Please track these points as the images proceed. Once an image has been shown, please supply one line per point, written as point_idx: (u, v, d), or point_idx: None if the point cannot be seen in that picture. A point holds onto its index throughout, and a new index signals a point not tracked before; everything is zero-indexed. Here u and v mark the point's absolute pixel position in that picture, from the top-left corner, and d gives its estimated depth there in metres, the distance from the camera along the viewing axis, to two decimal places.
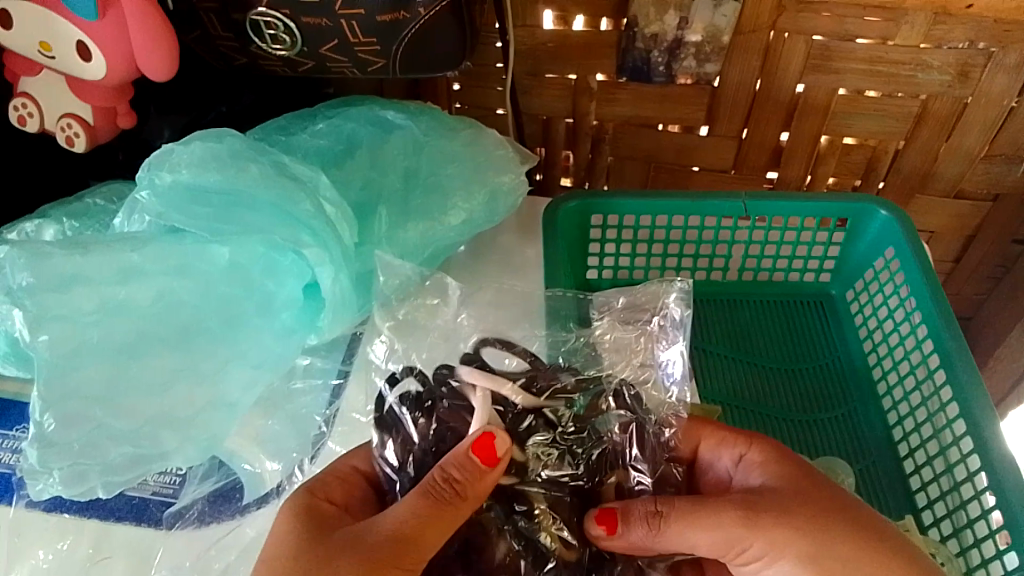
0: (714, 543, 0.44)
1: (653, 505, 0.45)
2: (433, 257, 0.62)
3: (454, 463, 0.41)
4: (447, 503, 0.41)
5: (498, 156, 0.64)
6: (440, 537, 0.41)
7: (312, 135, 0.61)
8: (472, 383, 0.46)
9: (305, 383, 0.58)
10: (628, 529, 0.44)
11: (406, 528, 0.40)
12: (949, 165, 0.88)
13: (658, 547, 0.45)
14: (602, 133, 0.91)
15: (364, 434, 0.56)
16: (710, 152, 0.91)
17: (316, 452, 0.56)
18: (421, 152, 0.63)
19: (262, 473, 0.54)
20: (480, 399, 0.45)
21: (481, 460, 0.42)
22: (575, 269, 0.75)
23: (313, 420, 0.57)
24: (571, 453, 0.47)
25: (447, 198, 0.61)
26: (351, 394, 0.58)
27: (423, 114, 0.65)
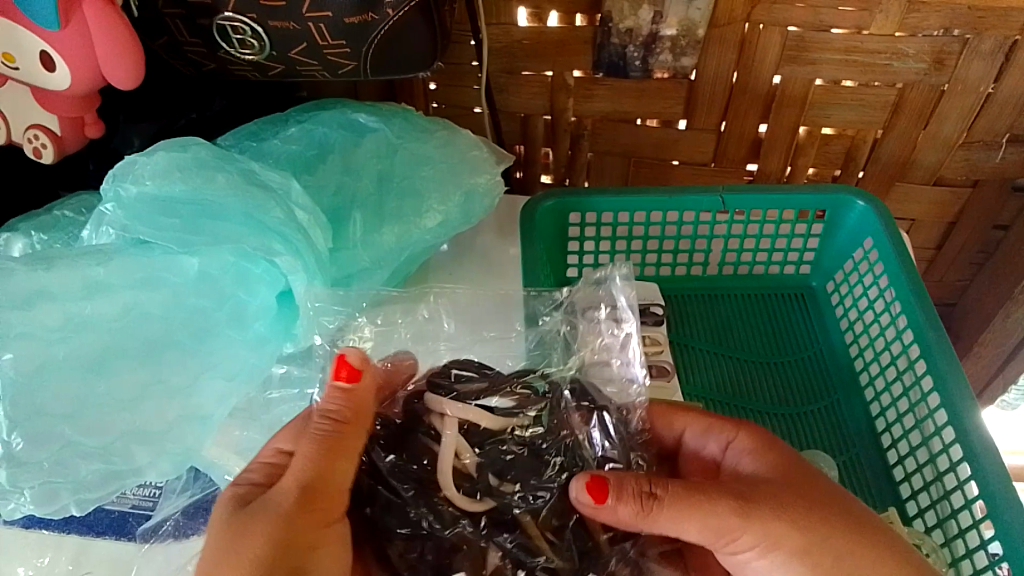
0: (702, 529, 0.44)
1: (649, 485, 0.44)
2: (410, 264, 0.62)
3: (325, 399, 0.44)
4: (331, 431, 0.43)
5: (473, 156, 0.64)
6: (345, 467, 0.43)
7: (283, 141, 0.60)
8: (440, 411, 0.46)
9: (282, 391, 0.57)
10: (618, 506, 0.43)
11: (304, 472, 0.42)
12: (929, 153, 0.88)
13: (646, 526, 0.44)
14: (581, 129, 0.90)
15: None
16: (688, 146, 0.91)
17: None
18: (395, 154, 0.62)
19: None
20: (447, 429, 0.45)
21: (344, 383, 0.44)
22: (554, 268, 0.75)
23: None
24: (530, 447, 0.47)
25: (422, 201, 0.60)
26: None
27: (396, 116, 0.64)
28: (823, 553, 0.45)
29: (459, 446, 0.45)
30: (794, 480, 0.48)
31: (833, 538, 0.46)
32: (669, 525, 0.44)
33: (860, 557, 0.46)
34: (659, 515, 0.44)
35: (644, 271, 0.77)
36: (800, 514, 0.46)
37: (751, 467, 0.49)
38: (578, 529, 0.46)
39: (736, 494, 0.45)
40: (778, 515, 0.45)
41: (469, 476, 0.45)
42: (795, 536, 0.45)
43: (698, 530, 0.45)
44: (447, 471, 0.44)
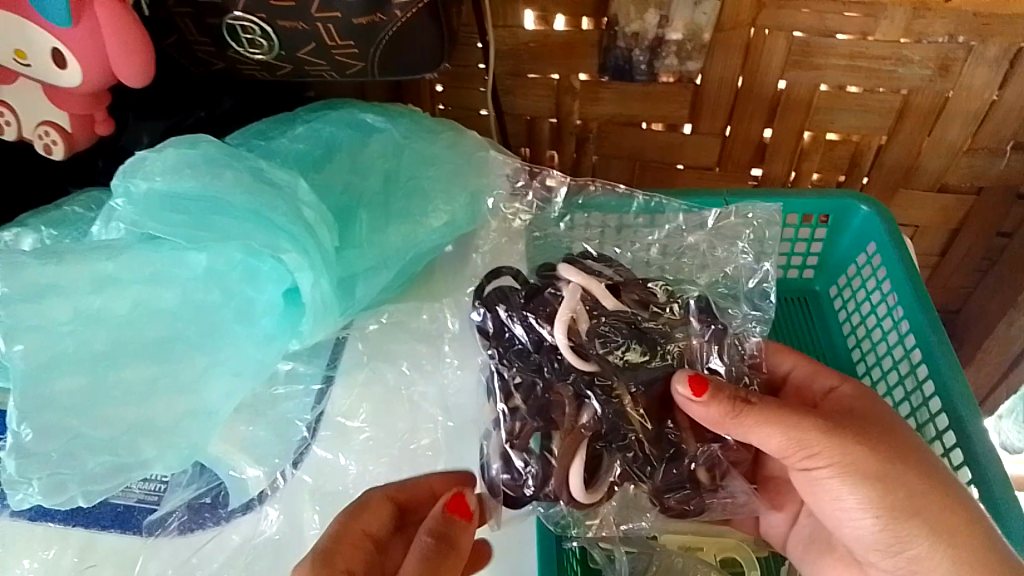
0: (783, 438, 0.50)
1: (744, 393, 0.51)
2: (415, 264, 0.62)
3: (434, 523, 0.46)
4: (437, 556, 0.44)
5: (479, 157, 0.64)
6: None
7: (291, 140, 0.59)
8: (567, 278, 0.56)
9: (286, 389, 0.58)
10: (714, 401, 0.51)
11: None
12: (933, 159, 0.89)
13: (733, 426, 0.51)
14: (587, 132, 0.92)
15: (350, 438, 0.57)
16: (694, 150, 0.92)
17: (299, 458, 0.57)
18: (402, 154, 0.61)
19: (247, 479, 0.55)
20: (571, 294, 0.55)
21: (457, 515, 0.47)
22: None
23: (295, 424, 0.57)
24: (644, 332, 0.56)
25: (428, 201, 0.60)
26: (337, 397, 0.59)
27: (403, 117, 0.64)
28: (896, 483, 0.49)
29: (576, 308, 0.54)
30: (880, 420, 0.52)
31: (910, 475, 0.50)
32: (754, 427, 0.51)
33: (930, 499, 0.49)
34: (746, 415, 0.51)
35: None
36: (880, 448, 0.50)
37: (848, 405, 0.54)
38: (670, 425, 0.56)
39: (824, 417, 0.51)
40: (857, 441, 0.50)
41: (580, 337, 0.54)
42: (873, 464, 0.50)
43: (780, 438, 0.51)
44: (563, 325, 0.53)
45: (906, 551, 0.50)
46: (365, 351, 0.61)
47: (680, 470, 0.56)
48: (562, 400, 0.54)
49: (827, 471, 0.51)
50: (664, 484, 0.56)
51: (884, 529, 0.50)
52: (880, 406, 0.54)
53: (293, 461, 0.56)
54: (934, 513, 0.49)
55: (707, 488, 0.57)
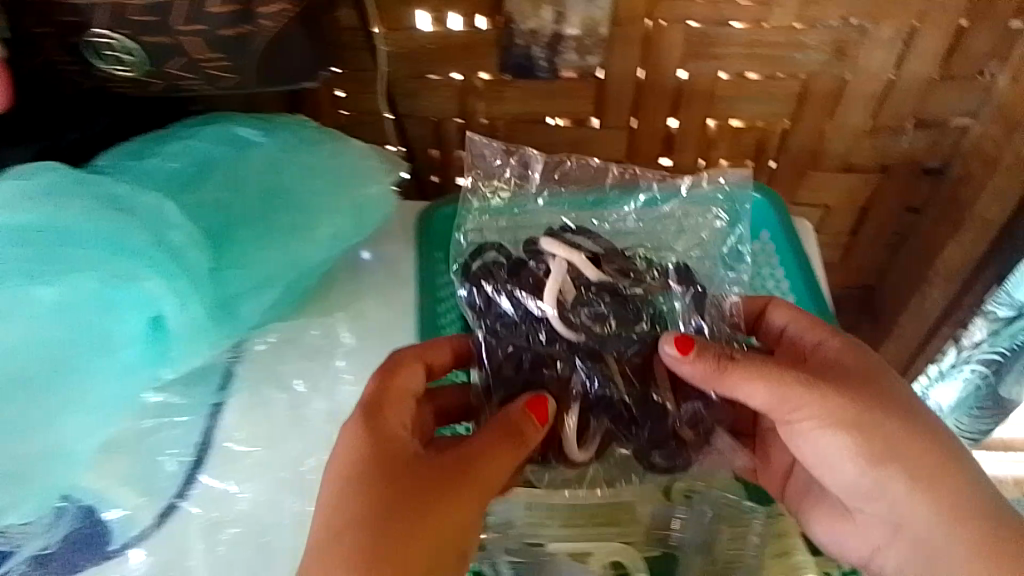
0: (768, 392, 0.52)
1: (729, 351, 0.53)
2: (303, 279, 0.61)
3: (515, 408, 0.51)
4: (507, 435, 0.50)
5: (365, 164, 0.62)
6: (494, 472, 0.49)
7: (163, 159, 0.56)
8: (552, 253, 0.57)
9: (155, 420, 0.58)
10: (701, 359, 0.52)
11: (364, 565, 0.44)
12: (837, 141, 0.89)
13: (719, 383, 0.53)
14: (494, 130, 0.91)
15: (237, 462, 0.58)
16: (603, 145, 0.91)
17: (187, 489, 0.57)
18: (283, 168, 0.58)
19: (132, 512, 0.55)
20: (556, 266, 0.56)
21: (537, 414, 0.52)
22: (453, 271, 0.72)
23: (161, 462, 0.57)
24: (626, 300, 0.57)
25: (311, 216, 0.58)
26: (230, 423, 0.59)
27: (281, 127, 0.60)
28: (882, 433, 0.52)
29: (563, 281, 0.56)
30: (863, 373, 0.54)
31: (887, 423, 0.52)
32: (743, 383, 0.52)
33: (906, 444, 0.52)
34: (733, 372, 0.52)
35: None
36: (860, 399, 0.52)
37: (833, 360, 0.55)
38: (655, 390, 0.57)
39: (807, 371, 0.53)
40: (847, 393, 0.52)
41: (565, 308, 0.56)
42: (863, 417, 0.52)
43: (764, 392, 0.52)
44: (552, 294, 0.55)
45: (885, 492, 0.53)
46: (250, 378, 0.61)
47: (665, 430, 0.57)
48: (547, 366, 0.56)
49: (815, 425, 0.53)
50: (653, 444, 0.56)
51: (872, 474, 0.53)
52: (869, 356, 0.55)
53: (180, 491, 0.56)
54: (915, 463, 0.53)
55: (691, 447, 0.58)
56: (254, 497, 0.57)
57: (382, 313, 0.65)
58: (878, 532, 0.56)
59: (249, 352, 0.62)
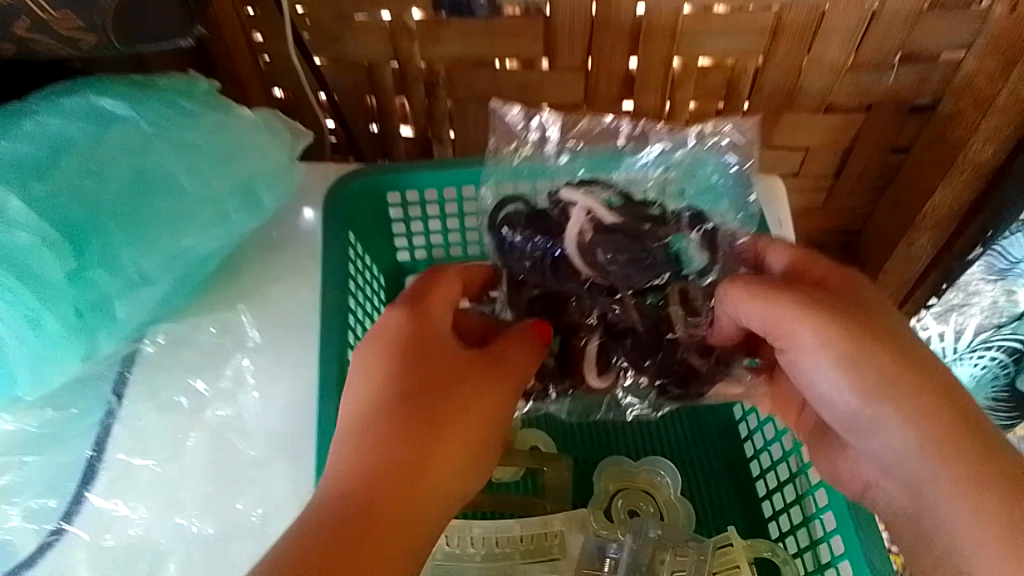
0: (763, 312, 0.47)
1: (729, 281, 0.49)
2: (194, 274, 0.53)
3: (520, 329, 0.48)
4: (523, 331, 0.48)
5: (252, 139, 0.54)
6: (514, 379, 0.47)
7: (11, 141, 0.48)
8: (572, 200, 0.52)
9: (18, 456, 0.52)
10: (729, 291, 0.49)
11: (391, 440, 0.42)
12: (815, 79, 0.79)
13: (731, 302, 0.49)
14: (434, 76, 0.80)
15: (127, 479, 0.52)
16: (557, 87, 0.81)
17: (73, 515, 0.51)
18: (152, 148, 0.50)
19: (16, 542, 0.50)
20: (576, 212, 0.51)
21: (538, 331, 0.49)
22: (377, 250, 0.63)
23: (10, 510, 0.51)
24: (651, 244, 0.52)
25: (189, 203, 0.51)
26: (120, 434, 0.53)
27: (152, 99, 0.51)
28: (899, 361, 0.44)
29: (583, 226, 0.51)
30: (890, 308, 0.46)
31: (882, 354, 0.44)
32: (744, 300, 0.47)
33: (902, 377, 0.43)
34: (740, 287, 0.48)
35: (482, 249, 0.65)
36: (854, 324, 0.44)
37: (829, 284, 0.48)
38: (672, 325, 0.54)
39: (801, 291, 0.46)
40: (865, 315, 0.45)
41: (585, 252, 0.51)
42: (877, 340, 0.44)
43: (762, 308, 0.47)
44: (572, 240, 0.51)
45: (892, 439, 0.44)
46: (140, 386, 0.55)
47: (678, 362, 0.54)
48: (571, 301, 0.54)
49: (812, 344, 0.45)
50: (661, 377, 0.55)
51: (878, 411, 0.44)
52: (869, 288, 0.47)
53: (64, 516, 0.51)
54: (932, 409, 0.43)
55: (705, 374, 0.55)
56: (149, 519, 0.51)
57: (289, 300, 0.58)
58: (870, 471, 0.47)
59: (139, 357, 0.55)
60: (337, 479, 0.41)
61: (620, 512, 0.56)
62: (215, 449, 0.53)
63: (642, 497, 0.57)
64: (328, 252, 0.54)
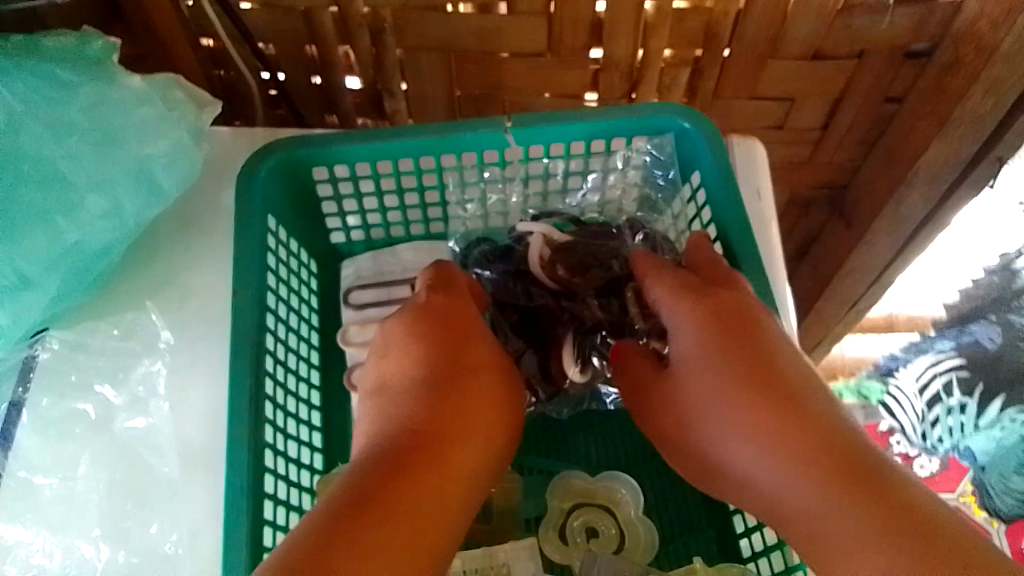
0: (658, 407, 0.44)
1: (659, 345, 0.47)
2: (88, 270, 0.46)
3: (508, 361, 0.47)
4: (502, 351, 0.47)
5: (143, 114, 0.46)
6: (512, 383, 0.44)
7: None
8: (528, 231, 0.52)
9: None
10: (633, 363, 0.47)
11: (427, 407, 0.38)
12: (802, 23, 0.70)
13: (639, 385, 0.46)
14: (380, 23, 0.70)
15: (30, 504, 0.44)
16: (517, 35, 0.72)
17: None
18: (21, 126, 0.42)
19: None
20: (534, 242, 0.51)
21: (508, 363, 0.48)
22: (308, 233, 0.55)
23: None
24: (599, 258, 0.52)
25: (73, 192, 0.43)
26: (20, 449, 0.45)
27: (20, 67, 0.43)
28: (747, 346, 0.40)
29: (542, 250, 0.51)
30: (755, 301, 0.43)
31: (738, 402, 0.39)
32: (646, 387, 0.45)
33: (763, 421, 0.38)
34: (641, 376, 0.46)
35: (428, 228, 0.58)
36: (705, 382, 0.40)
37: (683, 335, 0.43)
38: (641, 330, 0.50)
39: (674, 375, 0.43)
40: (728, 302, 0.43)
41: (548, 268, 0.51)
42: (732, 333, 0.41)
43: (657, 401, 0.44)
44: (535, 256, 0.51)
45: (731, 425, 0.39)
46: (39, 394, 0.46)
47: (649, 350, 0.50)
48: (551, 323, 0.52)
49: (690, 416, 0.41)
50: None
51: (706, 397, 0.40)
52: (739, 312, 0.42)
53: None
54: (769, 395, 0.38)
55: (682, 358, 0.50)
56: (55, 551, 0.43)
57: (206, 296, 0.50)
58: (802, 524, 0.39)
59: (37, 364, 0.47)
60: (374, 440, 0.37)
61: (576, 533, 0.50)
62: (119, 466, 0.45)
63: (601, 514, 0.50)
64: (243, 243, 0.47)
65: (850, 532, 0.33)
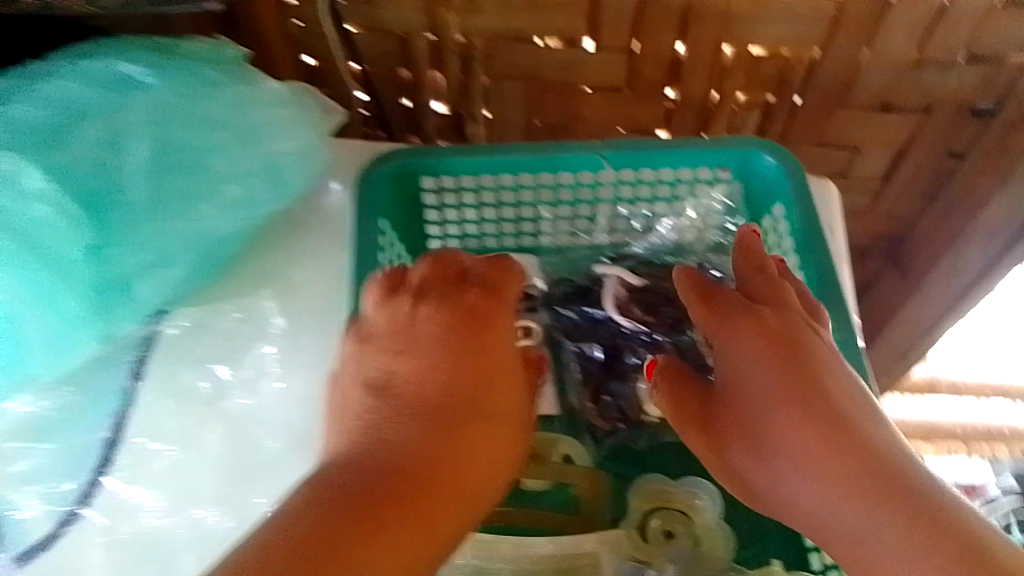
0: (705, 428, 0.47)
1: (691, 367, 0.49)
2: (216, 254, 0.50)
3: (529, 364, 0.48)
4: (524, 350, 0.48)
5: (277, 115, 0.50)
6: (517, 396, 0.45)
7: (27, 103, 0.45)
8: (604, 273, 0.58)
9: (25, 443, 0.46)
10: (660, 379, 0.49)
11: (424, 434, 0.40)
12: (873, 75, 0.73)
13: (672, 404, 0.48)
14: (471, 51, 0.74)
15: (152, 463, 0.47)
16: (599, 69, 0.75)
17: (91, 495, 0.46)
18: (173, 117, 0.47)
19: (28, 520, 0.45)
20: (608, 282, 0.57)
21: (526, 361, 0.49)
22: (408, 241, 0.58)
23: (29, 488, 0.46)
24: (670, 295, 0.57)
25: (214, 178, 0.47)
26: (143, 415, 0.48)
27: (176, 69, 0.48)
28: (797, 368, 0.43)
29: (614, 290, 0.57)
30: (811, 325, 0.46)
31: (791, 419, 0.42)
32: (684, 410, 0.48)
33: (816, 438, 0.40)
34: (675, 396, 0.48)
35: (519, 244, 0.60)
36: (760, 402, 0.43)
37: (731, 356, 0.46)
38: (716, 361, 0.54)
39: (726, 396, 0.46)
40: (780, 323, 0.46)
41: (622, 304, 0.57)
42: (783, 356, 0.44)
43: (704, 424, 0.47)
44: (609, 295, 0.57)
45: (783, 440, 0.42)
46: (159, 367, 0.50)
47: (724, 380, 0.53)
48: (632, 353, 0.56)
49: (743, 433, 0.44)
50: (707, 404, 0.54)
51: (761, 414, 0.43)
52: (793, 334, 0.45)
53: (80, 497, 0.46)
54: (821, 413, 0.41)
55: None
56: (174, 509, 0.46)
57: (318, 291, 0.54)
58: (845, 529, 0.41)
59: (158, 339, 0.50)
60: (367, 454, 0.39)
61: (656, 534, 0.48)
62: (237, 439, 0.48)
63: (679, 518, 0.49)
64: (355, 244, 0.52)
65: (896, 547, 0.35)
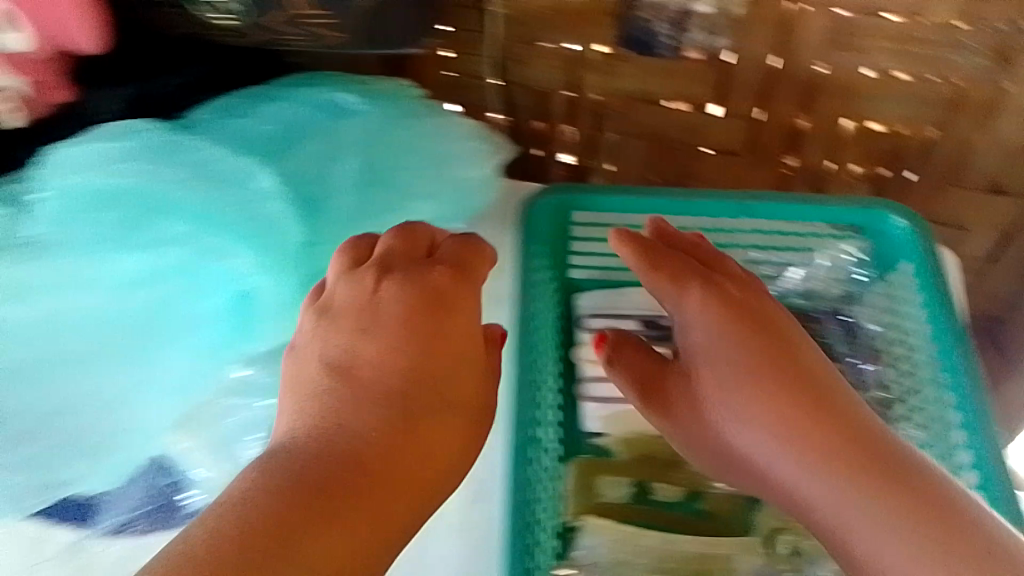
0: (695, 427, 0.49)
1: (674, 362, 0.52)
2: None
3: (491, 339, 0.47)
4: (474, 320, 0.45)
5: (460, 146, 0.57)
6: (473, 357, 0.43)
7: (258, 120, 0.55)
8: None
9: (238, 402, 0.47)
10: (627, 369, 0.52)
11: (385, 422, 0.39)
12: (985, 156, 0.75)
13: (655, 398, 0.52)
14: (603, 108, 0.76)
15: None
16: (723, 134, 0.77)
17: None
18: (378, 140, 0.56)
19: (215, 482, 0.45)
20: None
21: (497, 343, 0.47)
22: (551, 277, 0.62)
23: (230, 450, 0.45)
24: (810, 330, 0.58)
25: (408, 193, 0.54)
26: None
27: (383, 101, 0.58)
28: (784, 375, 0.47)
29: None
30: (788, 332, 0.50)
31: (788, 422, 0.44)
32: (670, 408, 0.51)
33: (810, 444, 0.43)
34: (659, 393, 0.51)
35: None
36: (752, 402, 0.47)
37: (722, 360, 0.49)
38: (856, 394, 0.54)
39: (717, 398, 0.49)
40: (763, 335, 0.49)
41: None
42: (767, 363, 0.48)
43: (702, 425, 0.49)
44: None
45: (775, 444, 0.44)
46: None
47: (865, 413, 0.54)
48: None
49: (739, 432, 0.47)
50: None
51: (751, 418, 0.46)
52: (776, 343, 0.49)
53: None
54: (813, 415, 0.44)
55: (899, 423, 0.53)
56: None
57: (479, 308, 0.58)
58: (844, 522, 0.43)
59: None
60: (326, 439, 0.38)
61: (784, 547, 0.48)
62: None
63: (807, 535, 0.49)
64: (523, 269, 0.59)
65: (897, 548, 0.37)
